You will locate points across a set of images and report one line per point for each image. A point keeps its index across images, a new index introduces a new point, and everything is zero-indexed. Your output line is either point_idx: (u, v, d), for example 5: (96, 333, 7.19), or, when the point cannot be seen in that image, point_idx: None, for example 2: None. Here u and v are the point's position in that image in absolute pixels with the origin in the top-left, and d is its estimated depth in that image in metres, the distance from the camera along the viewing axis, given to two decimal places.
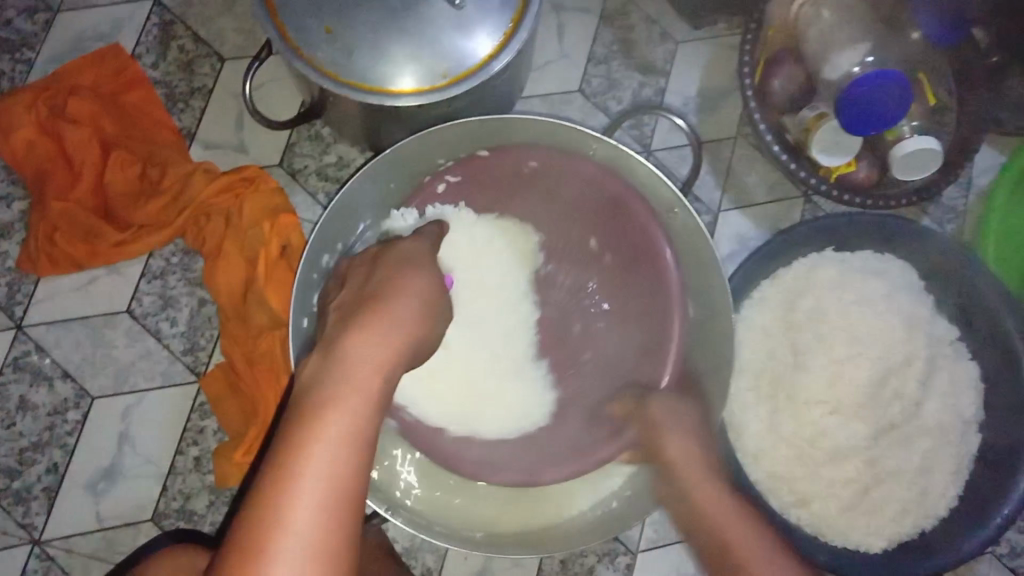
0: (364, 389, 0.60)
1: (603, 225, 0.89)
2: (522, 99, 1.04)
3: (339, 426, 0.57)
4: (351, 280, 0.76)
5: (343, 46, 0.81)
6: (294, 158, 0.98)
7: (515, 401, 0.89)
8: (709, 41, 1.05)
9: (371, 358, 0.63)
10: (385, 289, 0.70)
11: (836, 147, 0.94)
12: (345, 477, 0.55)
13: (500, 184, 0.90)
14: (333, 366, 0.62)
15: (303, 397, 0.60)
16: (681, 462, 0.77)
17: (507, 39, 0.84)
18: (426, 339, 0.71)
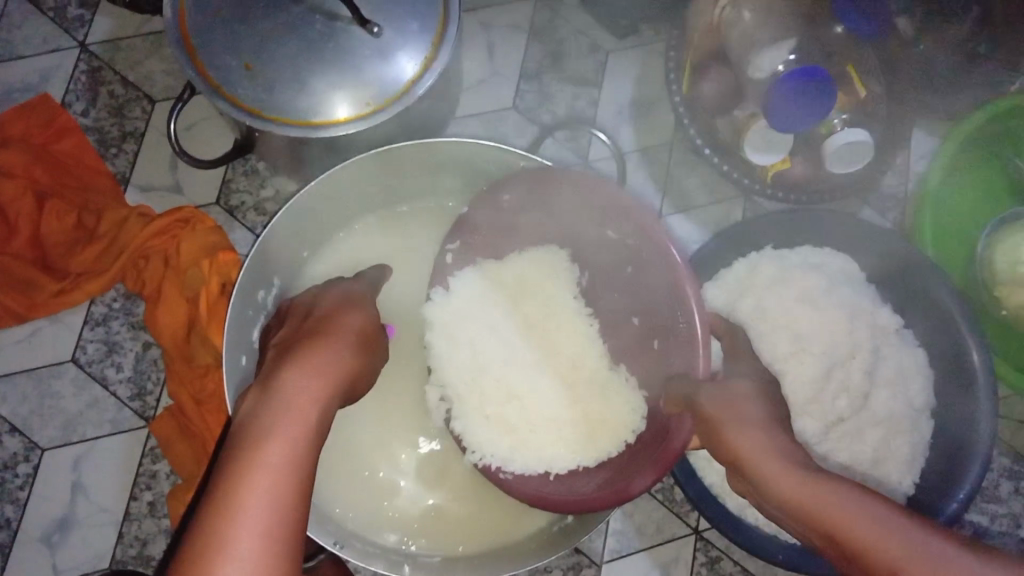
0: (302, 419, 0.64)
1: (604, 210, 0.82)
2: (456, 120, 1.04)
3: (280, 454, 0.61)
4: (291, 319, 0.79)
5: (264, 81, 0.82)
6: (231, 196, 0.99)
7: (597, 411, 0.87)
8: (638, 49, 1.06)
9: (307, 389, 0.67)
10: (324, 331, 0.74)
11: (770, 146, 0.95)
12: (285, 501, 0.59)
13: (513, 218, 0.90)
14: (272, 398, 0.65)
15: (243, 429, 0.63)
16: (757, 458, 0.64)
17: (427, 62, 0.84)
18: (364, 372, 0.75)
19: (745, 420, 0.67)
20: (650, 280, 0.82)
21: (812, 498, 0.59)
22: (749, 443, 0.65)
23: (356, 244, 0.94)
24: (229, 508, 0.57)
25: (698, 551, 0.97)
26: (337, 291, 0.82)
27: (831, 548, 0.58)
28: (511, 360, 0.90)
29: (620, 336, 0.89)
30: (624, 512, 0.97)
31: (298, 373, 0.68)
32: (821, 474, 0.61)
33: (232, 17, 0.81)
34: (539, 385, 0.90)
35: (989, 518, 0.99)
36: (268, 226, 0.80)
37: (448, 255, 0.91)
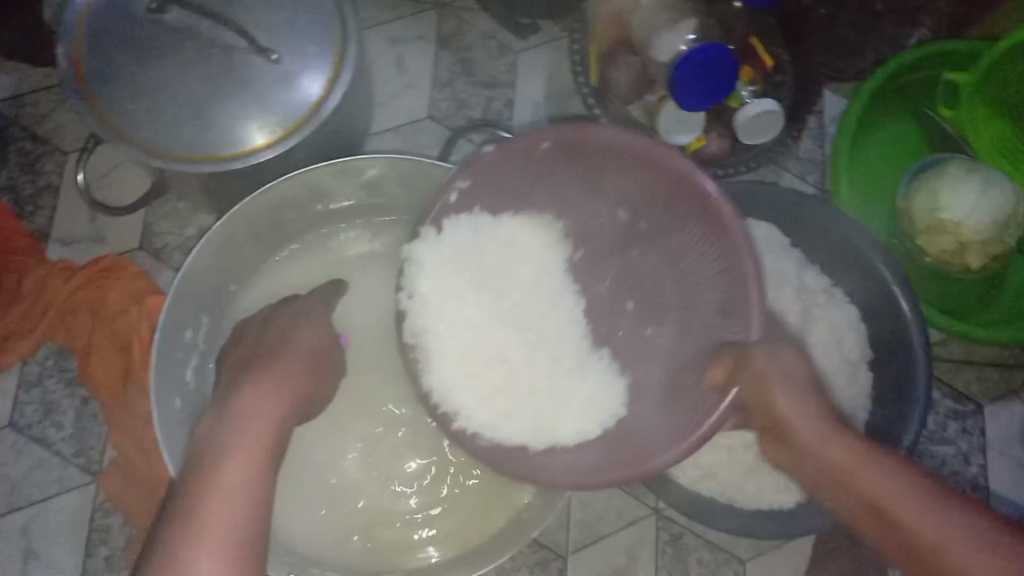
0: (269, 419, 0.71)
1: (645, 165, 0.72)
2: (373, 136, 1.04)
3: (231, 475, 0.65)
4: (249, 332, 0.85)
5: (167, 121, 0.82)
6: (154, 239, 0.98)
7: (580, 395, 0.80)
8: (546, 45, 1.06)
9: (272, 390, 0.73)
10: (275, 347, 0.79)
11: (682, 125, 0.97)
12: (253, 482, 0.65)
13: (522, 157, 0.75)
14: (242, 396, 0.72)
15: (212, 433, 0.69)
16: (803, 425, 0.71)
17: (331, 82, 0.85)
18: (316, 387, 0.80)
19: (796, 402, 0.72)
20: (681, 243, 0.74)
21: (842, 463, 0.69)
22: (793, 409, 0.71)
23: (281, 274, 0.94)
24: (205, 488, 0.64)
25: (661, 531, 0.97)
26: (297, 305, 0.86)
27: (862, 512, 0.67)
28: (496, 326, 0.84)
29: (613, 312, 0.82)
30: (585, 501, 0.98)
31: (259, 383, 0.73)
32: (856, 440, 0.70)
33: (129, 62, 0.81)
34: (526, 357, 0.83)
35: (940, 461, 1.01)
36: (190, 260, 0.79)
37: (456, 191, 0.76)
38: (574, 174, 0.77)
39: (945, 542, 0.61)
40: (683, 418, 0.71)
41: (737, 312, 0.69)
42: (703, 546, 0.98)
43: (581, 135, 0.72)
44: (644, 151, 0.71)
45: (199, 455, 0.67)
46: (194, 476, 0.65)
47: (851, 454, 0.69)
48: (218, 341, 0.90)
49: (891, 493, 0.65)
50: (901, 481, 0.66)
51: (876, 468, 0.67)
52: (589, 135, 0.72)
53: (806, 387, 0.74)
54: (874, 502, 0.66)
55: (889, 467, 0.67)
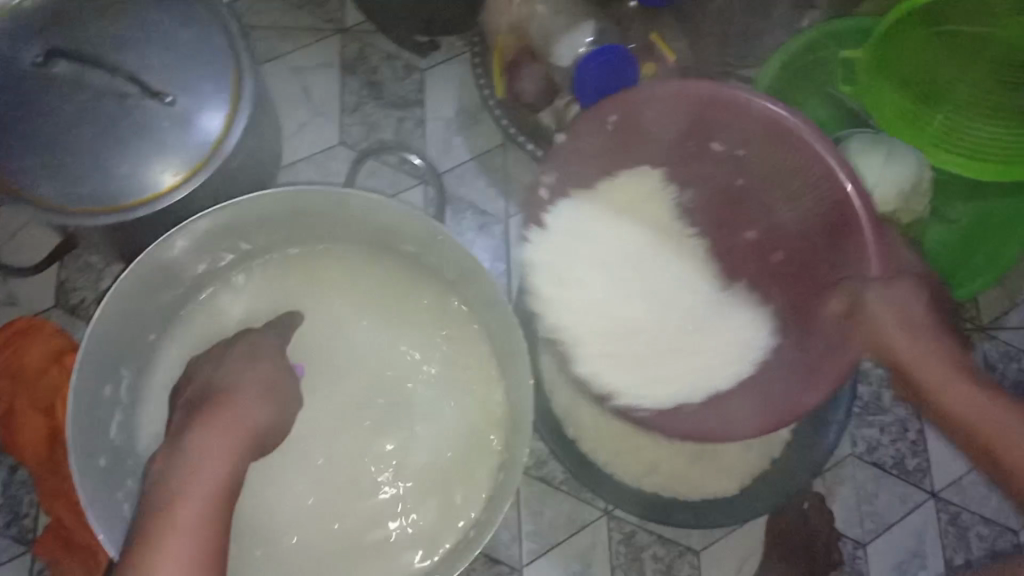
0: (218, 466, 0.70)
1: (743, 122, 0.87)
2: (285, 168, 1.03)
3: (188, 517, 0.67)
4: (200, 372, 0.84)
5: (65, 175, 0.80)
6: (70, 295, 0.96)
7: (716, 343, 0.93)
8: (451, 61, 1.07)
9: (223, 433, 0.73)
10: (226, 385, 0.78)
11: None
12: (202, 543, 0.66)
13: (605, 145, 0.93)
14: (191, 443, 0.72)
15: (160, 486, 0.70)
16: (918, 370, 0.71)
17: (230, 120, 0.84)
18: (275, 420, 0.80)
19: (898, 316, 0.73)
20: (771, 175, 0.92)
21: (983, 419, 0.68)
22: (903, 343, 0.72)
23: (202, 317, 0.92)
24: (153, 547, 0.65)
25: (613, 531, 0.98)
26: (245, 341, 0.85)
27: (977, 457, 0.69)
28: (628, 296, 0.96)
29: (732, 253, 1.00)
30: (534, 511, 0.98)
31: (208, 429, 0.73)
32: (967, 376, 0.71)
33: (16, 118, 0.79)
34: (653, 313, 0.95)
35: (878, 429, 1.03)
36: (101, 314, 0.77)
37: (548, 185, 0.93)
38: (688, 131, 0.93)
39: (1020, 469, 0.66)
40: (831, 320, 0.83)
41: (853, 250, 0.82)
42: (656, 541, 0.98)
43: (715, 95, 0.86)
44: (731, 98, 0.85)
45: (148, 509, 0.68)
46: (142, 536, 0.66)
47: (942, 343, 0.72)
48: (143, 394, 0.89)
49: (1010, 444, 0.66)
50: (985, 397, 0.69)
51: (953, 375, 0.70)
52: (716, 94, 0.86)
53: (928, 318, 0.74)
54: (967, 420, 0.69)
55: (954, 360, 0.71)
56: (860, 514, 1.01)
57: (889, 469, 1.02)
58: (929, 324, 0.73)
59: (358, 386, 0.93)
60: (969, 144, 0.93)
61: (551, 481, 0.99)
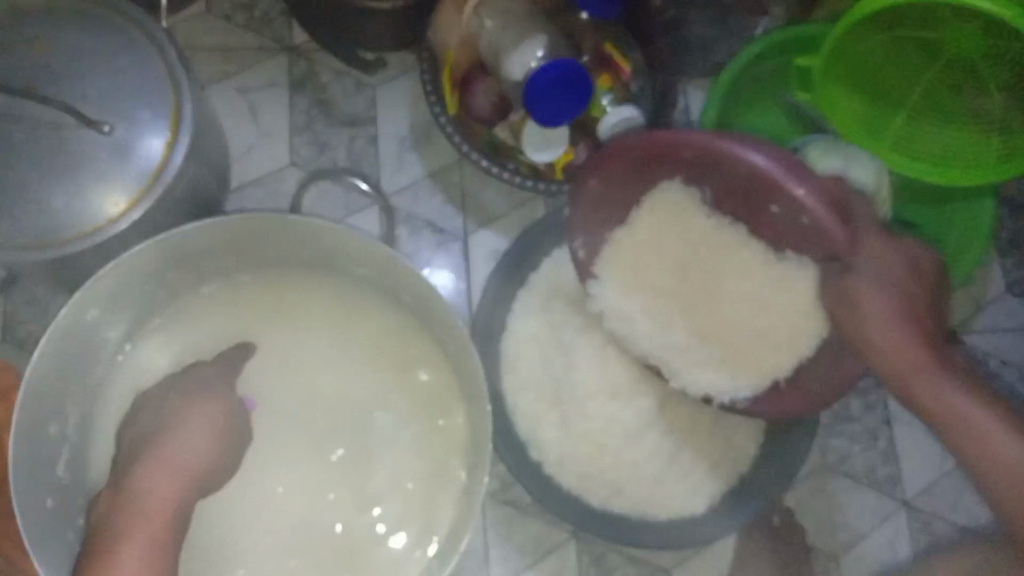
0: (164, 508, 0.75)
1: (688, 154, 0.86)
2: (235, 192, 1.01)
3: (134, 559, 0.71)
4: (144, 411, 0.84)
5: (2, 212, 0.79)
6: (16, 329, 0.94)
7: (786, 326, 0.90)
8: (403, 77, 1.05)
9: (167, 474, 0.77)
10: (169, 425, 0.81)
11: (547, 142, 0.96)
12: None
13: (610, 199, 0.92)
14: (136, 482, 0.76)
15: (105, 525, 0.73)
16: (912, 371, 0.78)
17: (170, 145, 0.82)
18: (218, 457, 0.83)
19: (875, 304, 0.80)
20: (748, 205, 0.90)
21: (942, 408, 0.77)
22: (892, 340, 0.79)
23: (152, 349, 0.89)
24: None
25: (582, 552, 0.96)
26: (191, 376, 0.86)
27: (967, 453, 0.76)
28: (691, 303, 0.93)
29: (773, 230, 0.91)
30: (502, 535, 0.96)
31: (153, 467, 0.77)
32: (951, 369, 0.78)
33: None
34: (730, 306, 0.92)
35: (849, 438, 1.01)
36: (39, 354, 0.75)
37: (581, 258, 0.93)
38: (661, 163, 0.89)
39: (989, 433, 0.75)
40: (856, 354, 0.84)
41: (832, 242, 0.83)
42: (627, 562, 0.97)
43: (646, 144, 0.86)
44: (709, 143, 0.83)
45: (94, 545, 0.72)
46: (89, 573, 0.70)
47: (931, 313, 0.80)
48: (92, 430, 0.86)
49: (975, 434, 0.75)
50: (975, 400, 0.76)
51: (934, 366, 0.78)
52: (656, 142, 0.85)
53: (909, 310, 0.80)
54: (957, 416, 0.76)
55: (918, 332, 0.79)
56: (832, 526, 1.00)
57: (861, 479, 1.01)
58: (907, 307, 0.80)
59: (316, 414, 0.91)
60: (925, 156, 0.92)
61: (519, 505, 0.97)
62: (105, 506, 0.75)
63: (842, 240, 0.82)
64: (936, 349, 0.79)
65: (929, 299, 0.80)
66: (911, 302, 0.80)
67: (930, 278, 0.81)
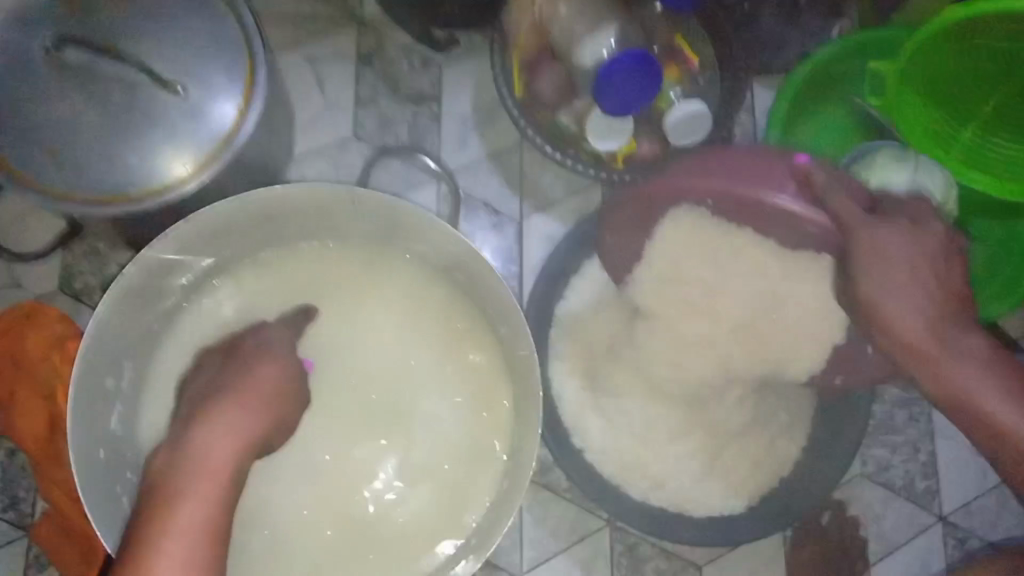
0: (219, 472, 0.70)
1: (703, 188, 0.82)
2: (296, 159, 1.02)
3: (190, 518, 0.67)
4: (209, 367, 0.84)
5: (73, 163, 0.79)
6: (74, 280, 0.95)
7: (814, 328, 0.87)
8: (469, 58, 1.05)
9: (225, 434, 0.72)
10: (230, 386, 0.77)
11: (612, 129, 0.95)
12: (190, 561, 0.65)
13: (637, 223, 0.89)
14: (192, 445, 0.71)
15: (157, 490, 0.69)
16: (914, 343, 0.75)
17: (241, 109, 0.82)
18: (278, 425, 0.78)
19: (886, 285, 0.76)
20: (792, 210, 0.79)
21: (954, 384, 0.74)
22: (898, 311, 0.75)
23: (207, 309, 0.90)
24: (147, 557, 0.64)
25: (616, 542, 0.97)
26: (252, 338, 0.84)
27: (974, 430, 0.74)
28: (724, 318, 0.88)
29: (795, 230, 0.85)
30: (537, 519, 0.97)
31: (209, 429, 0.72)
32: (960, 339, 0.75)
33: (25, 103, 0.78)
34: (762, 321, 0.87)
35: (891, 449, 1.01)
36: (102, 307, 0.76)
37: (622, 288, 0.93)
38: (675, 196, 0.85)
39: (995, 407, 0.73)
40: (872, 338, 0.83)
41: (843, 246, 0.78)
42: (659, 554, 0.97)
43: (653, 188, 0.84)
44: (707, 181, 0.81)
45: (145, 511, 0.68)
46: (136, 539, 0.65)
47: (948, 278, 0.77)
48: (145, 383, 0.87)
49: (989, 408, 0.73)
50: (993, 376, 0.74)
51: (955, 332, 0.76)
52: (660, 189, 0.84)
53: (914, 279, 0.76)
54: (966, 393, 0.74)
55: (928, 314, 0.75)
56: (866, 535, 1.00)
57: (899, 490, 1.00)
58: (917, 285, 0.76)
59: (364, 386, 0.92)
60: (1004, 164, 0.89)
61: (555, 489, 0.97)
62: (162, 464, 0.71)
63: (835, 225, 0.77)
64: (950, 322, 0.76)
65: (947, 258, 0.78)
66: (929, 275, 0.76)
67: (931, 250, 0.77)
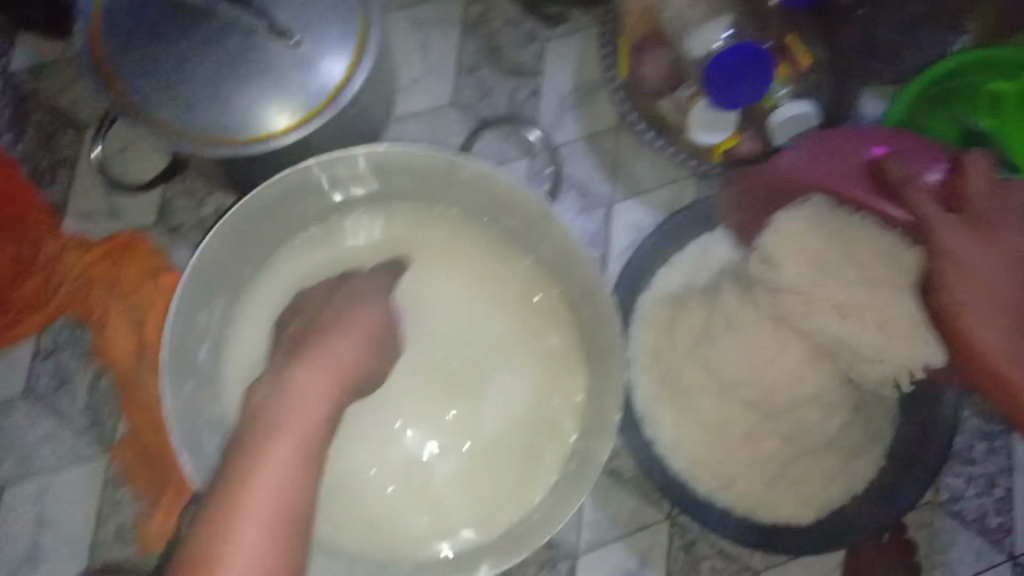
0: (317, 411, 0.67)
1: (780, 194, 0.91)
2: (395, 121, 1.02)
3: (281, 465, 0.62)
4: (307, 307, 0.83)
5: (184, 100, 0.80)
6: (171, 216, 0.97)
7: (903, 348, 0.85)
8: (575, 35, 1.04)
9: (324, 374, 0.70)
10: (329, 328, 0.76)
11: (714, 124, 0.93)
12: (284, 506, 0.61)
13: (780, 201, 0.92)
14: (291, 382, 0.68)
15: (251, 429, 0.65)
16: (977, 328, 0.76)
17: (352, 67, 0.83)
18: (370, 372, 0.77)
19: (974, 264, 0.77)
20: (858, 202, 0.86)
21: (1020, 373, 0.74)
22: (969, 297, 0.77)
23: (296, 256, 0.91)
24: (242, 490, 0.60)
25: (674, 537, 0.97)
26: (353, 282, 0.84)
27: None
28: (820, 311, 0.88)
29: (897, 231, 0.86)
30: (597, 503, 0.98)
31: (308, 368, 0.70)
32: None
33: (149, 39, 0.80)
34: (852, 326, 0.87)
35: (965, 480, 0.98)
36: (205, 246, 0.78)
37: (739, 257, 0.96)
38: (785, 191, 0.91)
39: None
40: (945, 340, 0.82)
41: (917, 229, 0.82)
42: (716, 555, 0.97)
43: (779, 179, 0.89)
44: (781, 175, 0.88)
45: (241, 447, 0.64)
46: (230, 475, 0.62)
47: None
48: (229, 322, 0.89)
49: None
50: None
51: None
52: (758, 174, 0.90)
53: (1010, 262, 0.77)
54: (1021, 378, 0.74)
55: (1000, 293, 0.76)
56: (930, 562, 0.97)
57: (970, 522, 0.98)
58: (994, 257, 0.77)
59: (440, 350, 0.93)
60: None
61: (618, 477, 0.98)
62: (260, 400, 0.67)
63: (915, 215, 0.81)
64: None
65: None
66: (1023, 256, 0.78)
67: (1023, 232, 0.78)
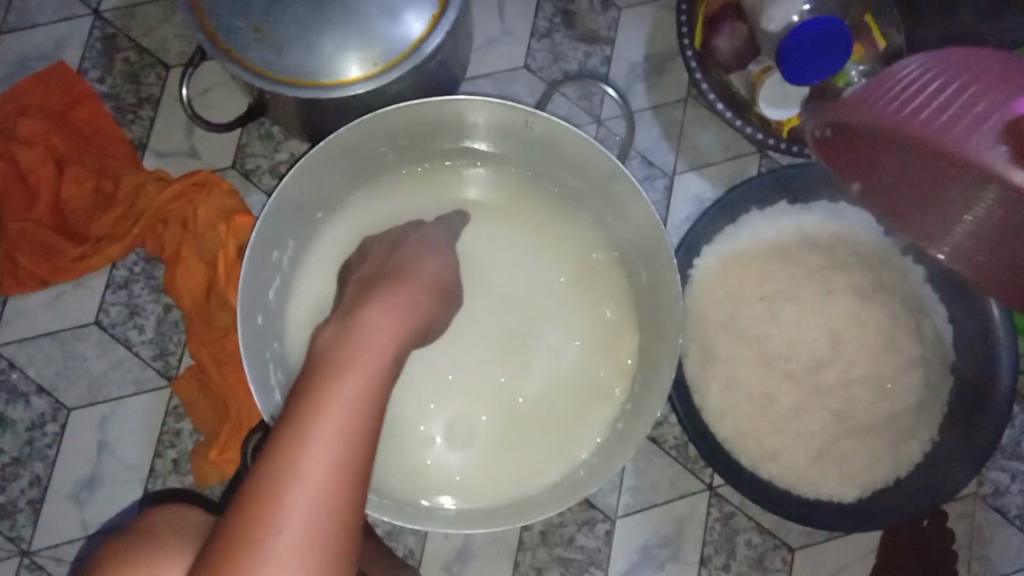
0: (385, 351, 0.62)
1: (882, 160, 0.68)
2: (467, 81, 1.04)
3: (350, 394, 0.56)
4: (373, 257, 0.82)
5: (271, 44, 0.82)
6: (246, 160, 1.01)
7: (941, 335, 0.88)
8: (650, 6, 1.04)
9: (393, 315, 0.66)
10: (396, 278, 0.73)
11: (785, 99, 0.94)
12: (353, 439, 0.54)
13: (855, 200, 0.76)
14: (358, 323, 0.64)
15: (317, 365, 0.59)
16: None
17: (435, 19, 0.85)
18: (432, 320, 0.74)
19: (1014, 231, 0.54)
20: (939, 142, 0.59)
21: None
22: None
23: (364, 206, 0.94)
24: (310, 416, 0.54)
25: (712, 507, 0.98)
26: (417, 236, 0.84)
27: None
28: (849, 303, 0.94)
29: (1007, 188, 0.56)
30: (639, 469, 0.99)
31: (375, 311, 0.66)
32: None
33: None
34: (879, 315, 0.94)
35: (1011, 475, 0.98)
36: (284, 184, 0.80)
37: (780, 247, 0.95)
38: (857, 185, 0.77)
39: None
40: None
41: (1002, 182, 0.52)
42: (753, 528, 0.98)
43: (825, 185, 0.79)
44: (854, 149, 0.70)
45: (305, 382, 0.58)
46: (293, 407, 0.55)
47: None
48: (300, 265, 0.92)
49: None
50: None
51: None
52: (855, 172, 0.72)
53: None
54: None
55: None
56: (968, 553, 0.97)
57: (1011, 518, 0.97)
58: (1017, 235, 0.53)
59: (498, 305, 0.94)
60: None
61: (661, 444, 0.99)
62: (324, 342, 0.63)
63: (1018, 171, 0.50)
64: None
65: None
66: None
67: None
